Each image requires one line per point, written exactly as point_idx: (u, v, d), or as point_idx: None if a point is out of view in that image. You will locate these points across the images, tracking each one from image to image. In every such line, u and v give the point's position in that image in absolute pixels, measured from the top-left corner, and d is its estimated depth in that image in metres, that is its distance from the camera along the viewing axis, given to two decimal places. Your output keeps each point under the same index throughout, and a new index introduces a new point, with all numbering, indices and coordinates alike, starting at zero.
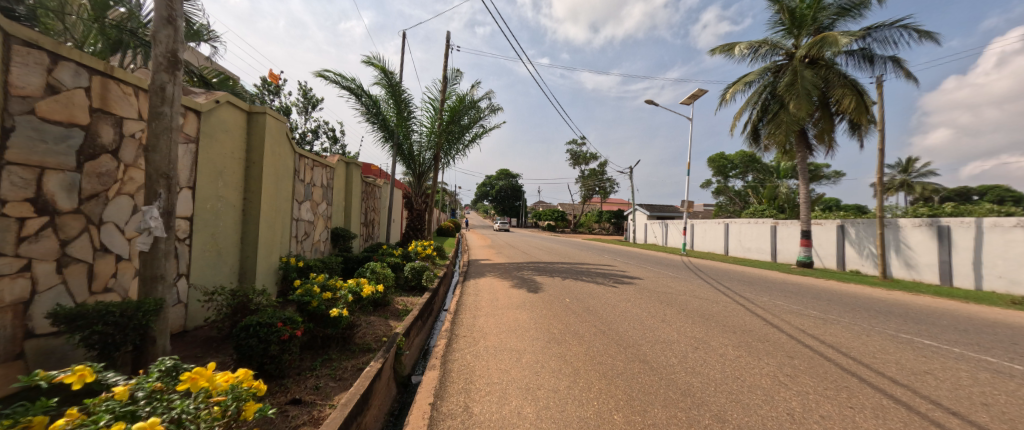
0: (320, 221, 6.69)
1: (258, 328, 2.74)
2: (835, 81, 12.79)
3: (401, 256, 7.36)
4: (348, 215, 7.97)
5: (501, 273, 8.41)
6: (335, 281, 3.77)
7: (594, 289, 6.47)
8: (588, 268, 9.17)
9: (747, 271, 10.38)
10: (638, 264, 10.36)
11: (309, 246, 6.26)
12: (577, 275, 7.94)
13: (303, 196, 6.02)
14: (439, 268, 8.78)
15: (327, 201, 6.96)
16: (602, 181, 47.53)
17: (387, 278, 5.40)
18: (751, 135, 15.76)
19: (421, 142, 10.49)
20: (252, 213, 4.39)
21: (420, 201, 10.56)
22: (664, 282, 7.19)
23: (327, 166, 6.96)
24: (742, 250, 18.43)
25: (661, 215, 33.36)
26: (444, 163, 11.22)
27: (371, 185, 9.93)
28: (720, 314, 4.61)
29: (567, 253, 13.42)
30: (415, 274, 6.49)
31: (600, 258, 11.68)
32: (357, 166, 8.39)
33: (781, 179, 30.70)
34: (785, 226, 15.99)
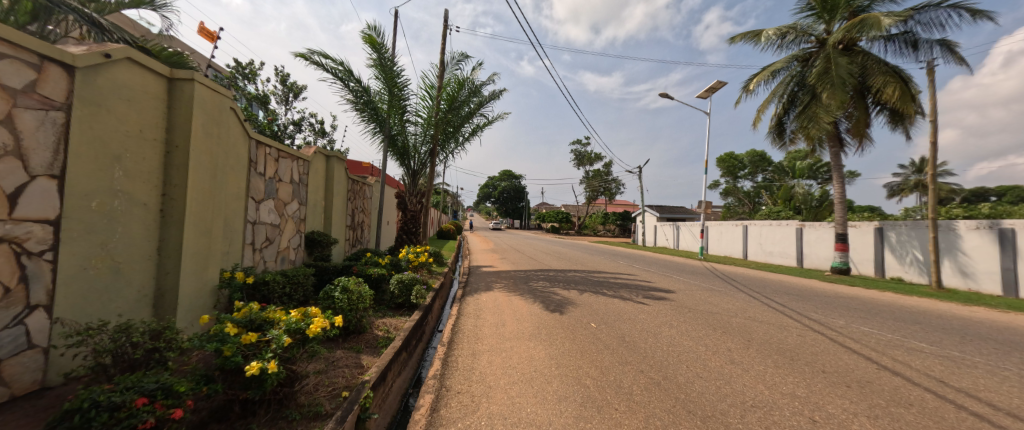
0: (289, 224, 5.53)
1: (93, 413, 1.56)
2: (874, 68, 11.54)
3: (388, 266, 6.19)
4: (328, 218, 6.82)
5: (506, 284, 7.24)
6: (275, 312, 2.59)
7: (620, 306, 5.28)
8: (605, 278, 7.97)
9: (784, 280, 9.15)
10: (661, 273, 9.15)
11: (273, 255, 5.09)
12: (595, 288, 6.74)
13: (263, 193, 4.85)
14: (434, 279, 7.62)
15: (300, 200, 5.81)
16: (607, 182, 46.26)
17: (365, 297, 4.25)
18: (776, 129, 14.53)
19: (416, 134, 9.37)
20: (174, 214, 3.25)
21: (414, 201, 9.35)
22: (701, 296, 5.97)
23: (299, 157, 5.80)
24: (764, 254, 17.16)
25: (670, 217, 32.02)
26: (442, 158, 10.11)
27: (358, 182, 8.79)
28: (806, 351, 3.41)
29: (578, 258, 12.23)
30: (403, 289, 5.33)
31: (616, 265, 10.45)
32: (340, 160, 7.25)
33: (796, 179, 29.40)
34: (813, 228, 14.74)
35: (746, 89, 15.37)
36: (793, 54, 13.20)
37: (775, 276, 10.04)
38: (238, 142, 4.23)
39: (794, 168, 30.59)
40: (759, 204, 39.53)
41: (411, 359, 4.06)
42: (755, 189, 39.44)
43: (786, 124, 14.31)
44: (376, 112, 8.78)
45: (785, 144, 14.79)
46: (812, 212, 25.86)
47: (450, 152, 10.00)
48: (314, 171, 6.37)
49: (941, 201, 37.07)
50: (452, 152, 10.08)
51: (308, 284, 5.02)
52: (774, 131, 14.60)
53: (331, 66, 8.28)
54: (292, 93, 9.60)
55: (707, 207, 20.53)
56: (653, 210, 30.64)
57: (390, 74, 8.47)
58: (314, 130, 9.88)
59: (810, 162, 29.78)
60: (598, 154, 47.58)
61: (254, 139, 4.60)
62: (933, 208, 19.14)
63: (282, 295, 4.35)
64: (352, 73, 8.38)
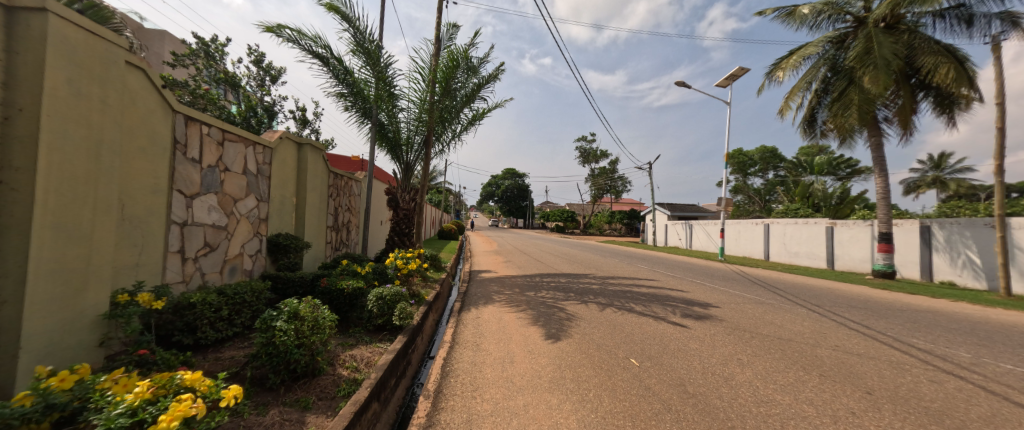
0: (242, 225, 4.42)
1: None
2: (922, 47, 10.24)
3: (369, 275, 5.06)
4: (300, 218, 5.72)
5: (511, 295, 6.09)
6: (107, 384, 1.65)
7: (658, 329, 4.11)
8: (627, 287, 6.81)
9: (831, 287, 7.94)
10: (688, 279, 7.97)
11: (215, 267, 3.99)
12: (619, 300, 5.58)
13: (199, 185, 3.73)
14: (427, 290, 6.49)
15: (257, 195, 4.69)
16: (613, 179, 44.95)
17: (328, 324, 3.15)
18: (807, 120, 13.21)
19: (408, 122, 8.26)
20: (13, 211, 2.12)
21: (406, 198, 8.20)
22: (754, 313, 4.79)
23: (256, 142, 4.67)
24: (788, 255, 15.97)
25: (681, 215, 30.70)
26: (439, 150, 9.00)
27: (340, 177, 7.67)
28: (971, 417, 2.26)
29: (589, 261, 11.07)
30: (384, 308, 4.22)
31: (634, 270, 9.29)
32: (316, 149, 6.15)
33: (814, 175, 28.04)
34: (846, 227, 13.55)
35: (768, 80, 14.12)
36: (826, 35, 11.89)
37: (818, 283, 8.81)
38: (148, 113, 3.11)
39: (812, 163, 29.21)
40: (770, 202, 38.15)
41: (386, 410, 2.95)
42: (767, 186, 38.06)
43: (818, 114, 13.02)
44: (361, 96, 7.66)
45: (817, 136, 13.49)
46: (832, 209, 24.52)
47: (446, 142, 8.89)
48: (279, 159, 5.24)
49: (963, 197, 35.58)
50: (449, 142, 8.98)
51: (261, 303, 3.94)
52: (805, 122, 13.29)
53: (306, 42, 7.14)
54: (269, 76, 8.36)
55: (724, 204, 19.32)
56: (664, 209, 29.35)
57: (375, 52, 7.31)
58: (297, 119, 8.60)
59: (828, 156, 28.41)
60: (603, 152, 46.30)
61: (182, 113, 3.49)
62: (967, 203, 17.83)
63: (214, 320, 3.28)
64: (330, 51, 7.24)
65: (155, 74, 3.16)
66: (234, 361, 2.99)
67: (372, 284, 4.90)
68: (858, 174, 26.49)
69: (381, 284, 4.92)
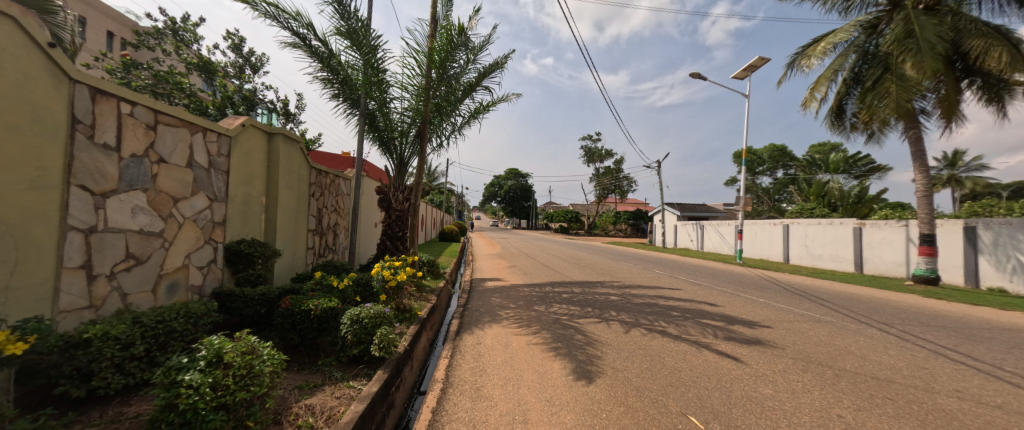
0: (186, 231, 3.57)
1: None
2: (969, 30, 9.30)
3: (347, 291, 4.18)
4: (270, 220, 4.88)
5: (518, 310, 5.21)
6: None
7: (709, 361, 3.23)
8: (651, 299, 5.90)
9: (880, 298, 7.00)
10: (716, 288, 7.07)
11: (144, 284, 3.13)
12: (646, 318, 4.68)
13: (118, 180, 2.88)
14: (420, 304, 5.64)
15: (208, 193, 3.84)
16: (619, 179, 43.99)
17: (273, 368, 2.29)
18: (835, 112, 12.23)
19: (401, 112, 7.41)
20: None
21: (400, 198, 7.34)
22: (820, 337, 3.88)
23: (206, 128, 3.81)
24: (811, 258, 15.04)
25: (692, 215, 29.72)
26: (436, 144, 8.18)
27: (325, 173, 6.82)
28: None
29: (601, 266, 10.19)
30: (360, 334, 3.35)
31: (652, 276, 8.40)
32: (291, 141, 5.29)
33: (828, 173, 27.04)
34: (876, 228, 12.60)
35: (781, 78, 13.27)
36: (858, 20, 10.95)
37: (861, 290, 7.87)
38: (25, 79, 2.24)
39: (827, 161, 28.14)
40: (781, 202, 37.10)
41: None
42: (778, 186, 36.99)
43: (847, 105, 12.05)
44: (348, 82, 6.82)
45: (845, 128, 12.51)
46: (849, 209, 23.48)
47: (445, 135, 8.07)
48: (240, 150, 4.38)
49: (982, 196, 34.39)
50: (448, 136, 8.15)
51: (204, 330, 3.10)
52: (832, 114, 12.31)
53: (286, 20, 6.31)
54: (250, 64, 7.44)
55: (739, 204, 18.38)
56: (673, 208, 28.39)
57: (363, 32, 6.46)
58: (279, 114, 7.74)
59: (843, 154, 27.35)
60: (608, 151, 45.36)
61: (85, 84, 2.63)
62: (1000, 202, 16.75)
63: (122, 361, 2.41)
64: (313, 31, 6.41)
65: (36, 26, 2.31)
66: (138, 423, 2.14)
67: (351, 302, 4.04)
68: (875, 171, 25.43)
69: (361, 301, 4.04)
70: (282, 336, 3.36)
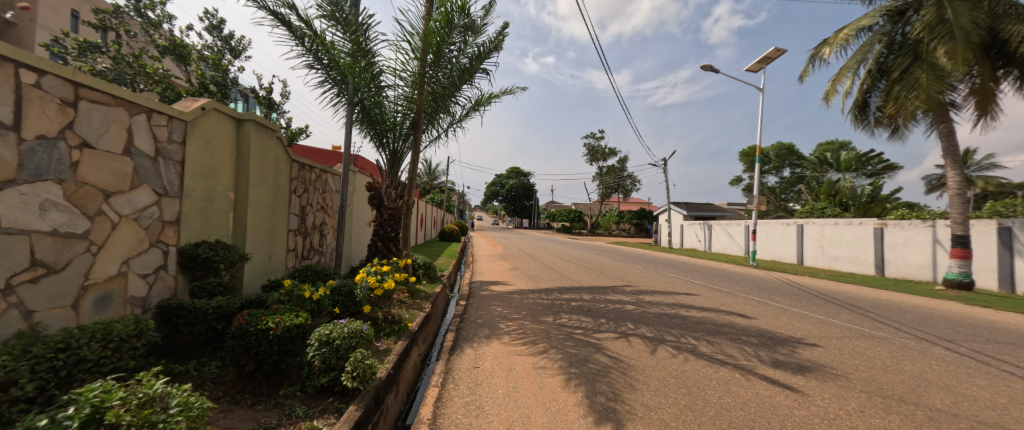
0: (123, 232, 2.96)
1: None
2: (1009, 15, 8.58)
3: (321, 303, 3.56)
4: (239, 219, 4.27)
5: (523, 322, 4.59)
6: None
7: (762, 395, 2.59)
8: (671, 309, 5.28)
9: (920, 305, 6.36)
10: (739, 295, 6.45)
11: (61, 299, 2.50)
12: (671, 332, 4.07)
13: (17, 168, 2.24)
14: (411, 313, 5.01)
15: (154, 186, 3.22)
16: (622, 177, 43.27)
17: (192, 424, 1.62)
18: (857, 106, 11.59)
19: (395, 102, 6.80)
20: None
21: (393, 195, 6.71)
22: (886, 361, 3.23)
23: (151, 109, 3.19)
24: (827, 259, 14.38)
25: (698, 215, 29.11)
26: (433, 136, 7.60)
27: (309, 168, 6.19)
28: None
29: (610, 269, 9.58)
30: (330, 360, 2.71)
31: (666, 280, 7.77)
32: (265, 129, 4.67)
33: (839, 172, 26.34)
34: (899, 228, 11.93)
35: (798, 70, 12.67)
36: (885, 7, 10.25)
37: (895, 297, 7.23)
38: None
39: (838, 159, 27.40)
40: (788, 202, 36.43)
41: None
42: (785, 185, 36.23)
43: (871, 98, 11.40)
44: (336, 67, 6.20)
45: (868, 124, 11.87)
46: (861, 208, 22.81)
47: (442, 127, 7.48)
48: (201, 137, 3.76)
49: (994, 195, 33.55)
50: (446, 128, 7.56)
51: (132, 356, 2.46)
52: (854, 108, 11.67)
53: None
54: (231, 50, 6.83)
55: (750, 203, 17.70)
56: (679, 208, 27.71)
57: (351, 11, 5.82)
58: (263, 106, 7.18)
59: (855, 152, 26.60)
60: (612, 149, 44.73)
61: None
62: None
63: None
64: (296, 10, 5.79)
65: None
66: None
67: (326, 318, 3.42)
68: (888, 170, 24.69)
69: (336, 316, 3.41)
70: (237, 362, 2.74)
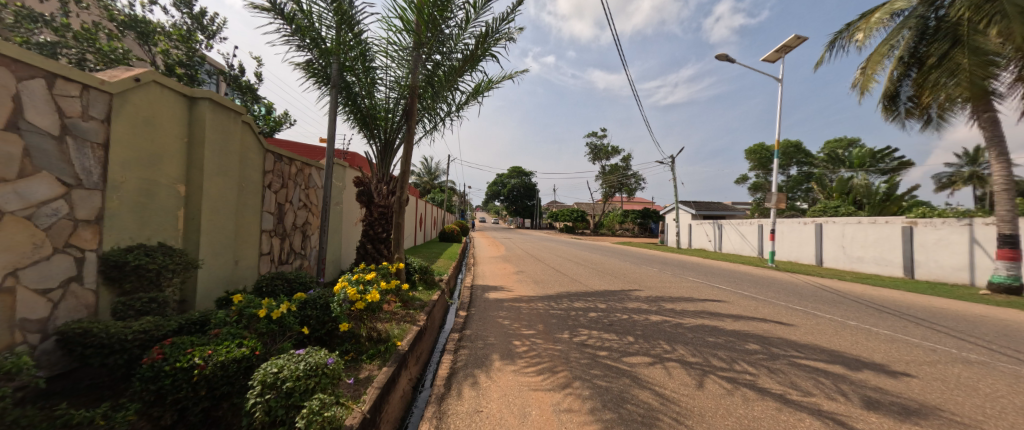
0: (9, 231, 2.16)
1: None
2: None
3: (279, 324, 2.78)
4: (190, 217, 3.52)
5: (533, 339, 3.83)
6: None
7: None
8: (706, 321, 4.51)
9: (981, 314, 5.60)
10: (775, 302, 5.68)
11: None
12: (718, 356, 3.30)
13: None
14: (401, 329, 4.22)
15: (58, 174, 2.46)
16: (626, 176, 42.41)
17: None
18: (887, 97, 10.81)
19: (387, 87, 6.02)
20: None
21: (384, 191, 5.93)
22: (1015, 402, 2.46)
23: (54, 72, 2.42)
24: (848, 260, 13.59)
25: (706, 214, 28.30)
26: (430, 127, 6.83)
27: (287, 159, 5.42)
28: None
29: (622, 272, 8.83)
30: (272, 414, 1.89)
31: (688, 285, 7.00)
32: (226, 110, 3.89)
33: (850, 169, 25.54)
34: (931, 227, 11.13)
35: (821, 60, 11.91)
36: None
37: (946, 303, 6.46)
38: None
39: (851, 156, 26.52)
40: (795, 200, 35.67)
41: None
42: (793, 183, 35.32)
43: (902, 88, 10.60)
44: (318, 44, 5.35)
45: (899, 115, 11.06)
46: (875, 206, 22.06)
47: (440, 117, 6.71)
48: (134, 115, 3.01)
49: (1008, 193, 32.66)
50: (444, 118, 6.80)
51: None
52: (884, 99, 10.89)
53: None
54: (203, 30, 6.13)
55: (767, 202, 16.38)
56: (686, 207, 26.94)
57: None
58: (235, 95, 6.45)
59: (869, 148, 25.67)
60: (614, 148, 44.00)
61: None
62: None
63: None
64: None
65: None
66: None
67: (283, 348, 2.62)
68: (904, 167, 23.79)
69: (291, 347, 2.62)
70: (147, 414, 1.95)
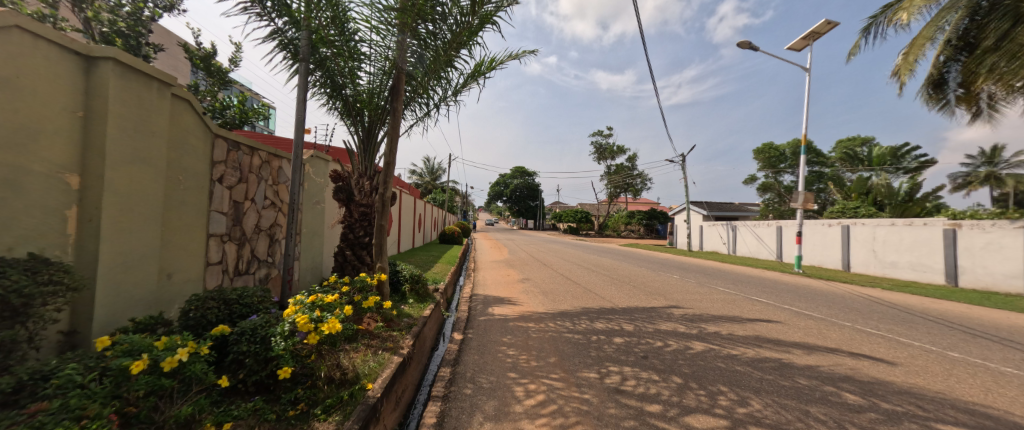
0: None
1: None
2: None
3: (169, 384, 1.83)
4: (86, 218, 2.58)
5: (550, 381, 2.86)
6: None
7: None
8: (768, 351, 3.53)
9: None
10: (837, 320, 4.71)
11: None
12: (814, 415, 2.33)
13: None
14: (376, 363, 3.26)
15: None
16: (632, 176, 41.42)
17: None
18: (931, 84, 9.83)
19: (371, 63, 5.04)
20: None
21: (366, 187, 4.99)
22: None
23: None
24: (879, 266, 12.58)
25: (717, 215, 27.25)
26: (422, 113, 5.94)
27: (247, 148, 4.46)
28: None
29: (641, 280, 7.88)
30: None
31: (723, 298, 6.00)
32: (145, 79, 2.95)
33: (869, 168, 24.41)
34: (978, 230, 10.09)
35: (855, 47, 10.94)
36: None
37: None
38: None
39: (868, 155, 25.41)
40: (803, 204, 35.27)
41: None
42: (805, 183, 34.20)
43: (949, 74, 9.60)
44: (285, 6, 4.30)
45: (947, 103, 10.05)
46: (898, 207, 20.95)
47: (434, 102, 5.84)
48: None
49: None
50: (438, 103, 5.93)
51: None
52: (928, 87, 9.91)
53: None
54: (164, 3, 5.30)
55: (793, 202, 15.27)
56: (697, 208, 25.88)
57: None
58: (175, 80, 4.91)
59: (887, 147, 24.56)
60: (620, 147, 43.06)
61: None
62: None
63: None
64: None
65: None
66: None
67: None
68: (925, 166, 22.66)
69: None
70: None
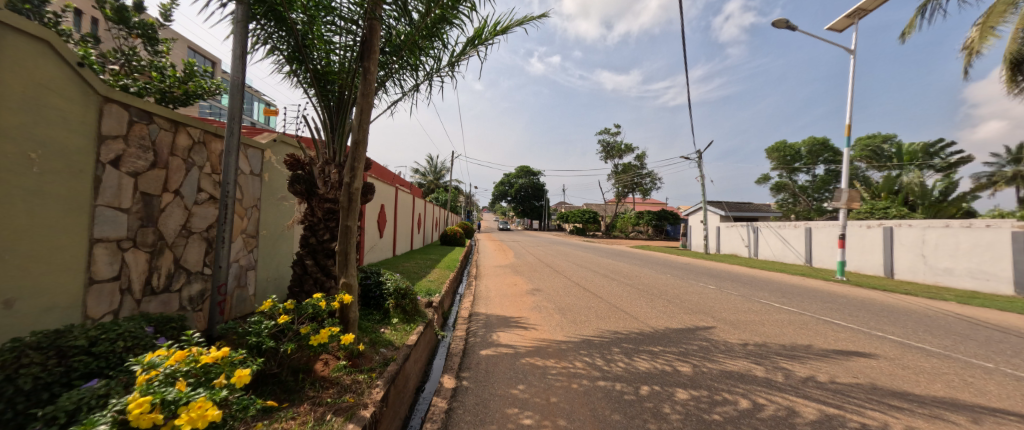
0: None
1: None
2: None
3: None
4: None
5: None
6: None
7: None
8: (923, 423, 2.29)
9: None
10: (966, 357, 3.43)
11: None
12: None
13: None
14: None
15: None
16: (641, 176, 40.02)
17: None
18: (1007, 64, 8.49)
19: (338, 11, 3.71)
20: None
21: (332, 177, 3.79)
22: None
23: None
24: (930, 272, 11.24)
25: (734, 216, 25.80)
26: (411, 88, 4.77)
27: (160, 120, 3.25)
28: None
29: (671, 291, 6.62)
30: None
31: (787, 318, 4.70)
32: None
33: (900, 166, 22.85)
34: None
35: (908, 27, 9.63)
36: None
37: None
38: None
39: (897, 151, 23.81)
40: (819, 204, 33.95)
41: None
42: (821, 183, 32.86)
43: None
44: None
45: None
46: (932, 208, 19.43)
47: (423, 73, 4.59)
48: None
49: None
50: (431, 75, 4.77)
51: None
52: (1003, 67, 8.57)
53: None
54: None
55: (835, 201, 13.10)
56: (713, 208, 24.45)
57: None
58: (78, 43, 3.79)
59: (918, 142, 22.95)
60: (628, 145, 41.76)
61: None
62: None
63: None
64: None
65: None
66: None
67: None
68: (961, 164, 21.09)
69: None
70: None
